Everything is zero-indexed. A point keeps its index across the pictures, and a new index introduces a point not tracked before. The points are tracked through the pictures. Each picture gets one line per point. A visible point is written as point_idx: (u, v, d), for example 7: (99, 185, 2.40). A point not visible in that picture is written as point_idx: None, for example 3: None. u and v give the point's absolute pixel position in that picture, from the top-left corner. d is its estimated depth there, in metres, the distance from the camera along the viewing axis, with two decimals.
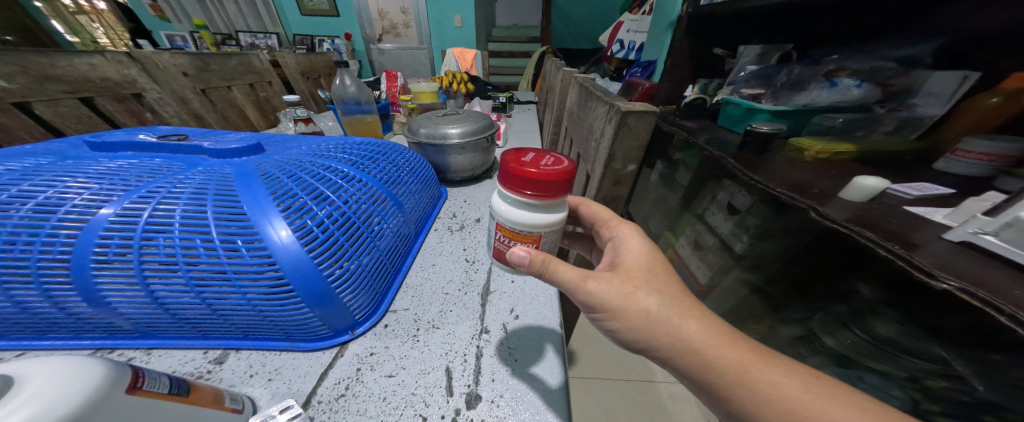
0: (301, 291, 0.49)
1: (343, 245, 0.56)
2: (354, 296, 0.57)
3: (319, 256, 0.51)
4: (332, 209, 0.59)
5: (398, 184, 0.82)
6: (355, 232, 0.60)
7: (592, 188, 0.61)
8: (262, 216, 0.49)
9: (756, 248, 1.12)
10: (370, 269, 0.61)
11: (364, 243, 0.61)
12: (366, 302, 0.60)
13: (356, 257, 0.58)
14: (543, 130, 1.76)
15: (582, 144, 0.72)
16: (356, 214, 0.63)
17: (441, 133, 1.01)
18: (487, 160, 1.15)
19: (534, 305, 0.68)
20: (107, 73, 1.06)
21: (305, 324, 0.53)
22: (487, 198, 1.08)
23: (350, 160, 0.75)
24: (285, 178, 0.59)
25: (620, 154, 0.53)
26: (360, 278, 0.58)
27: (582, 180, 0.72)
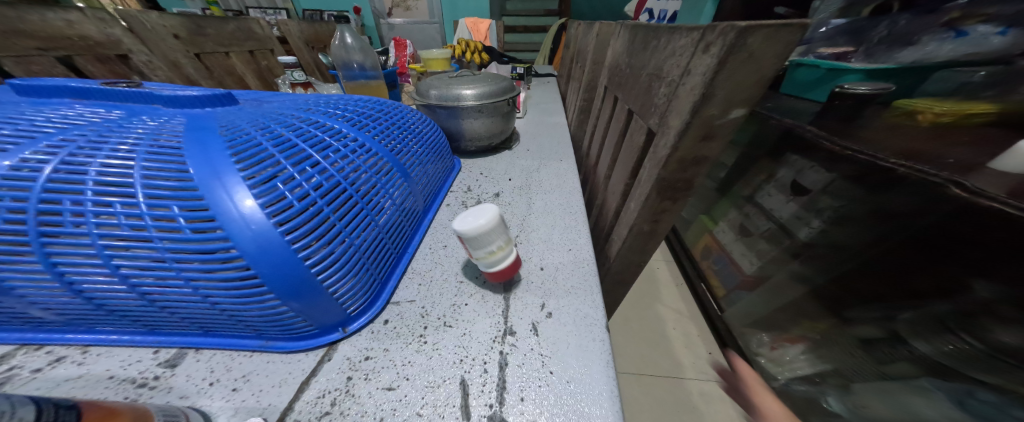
0: (268, 278, 0.36)
1: (327, 217, 0.42)
2: (345, 286, 0.43)
3: (292, 231, 0.37)
4: (315, 170, 0.45)
5: (404, 149, 0.68)
6: (346, 201, 0.46)
7: (659, 150, 0.44)
8: (211, 174, 0.35)
9: (830, 235, 0.89)
10: (367, 252, 0.48)
11: (357, 216, 0.47)
12: (360, 293, 0.46)
13: (348, 234, 0.44)
14: (568, 101, 1.54)
15: (641, 96, 0.53)
16: (349, 180, 0.49)
17: (454, 94, 0.85)
18: (506, 127, 0.98)
19: (570, 300, 0.54)
20: (86, 31, 0.96)
21: (281, 321, 0.40)
22: (506, 171, 0.92)
23: (343, 118, 0.61)
24: (253, 130, 0.45)
25: (724, 94, 0.35)
26: (353, 263, 0.44)
27: (636, 144, 0.54)
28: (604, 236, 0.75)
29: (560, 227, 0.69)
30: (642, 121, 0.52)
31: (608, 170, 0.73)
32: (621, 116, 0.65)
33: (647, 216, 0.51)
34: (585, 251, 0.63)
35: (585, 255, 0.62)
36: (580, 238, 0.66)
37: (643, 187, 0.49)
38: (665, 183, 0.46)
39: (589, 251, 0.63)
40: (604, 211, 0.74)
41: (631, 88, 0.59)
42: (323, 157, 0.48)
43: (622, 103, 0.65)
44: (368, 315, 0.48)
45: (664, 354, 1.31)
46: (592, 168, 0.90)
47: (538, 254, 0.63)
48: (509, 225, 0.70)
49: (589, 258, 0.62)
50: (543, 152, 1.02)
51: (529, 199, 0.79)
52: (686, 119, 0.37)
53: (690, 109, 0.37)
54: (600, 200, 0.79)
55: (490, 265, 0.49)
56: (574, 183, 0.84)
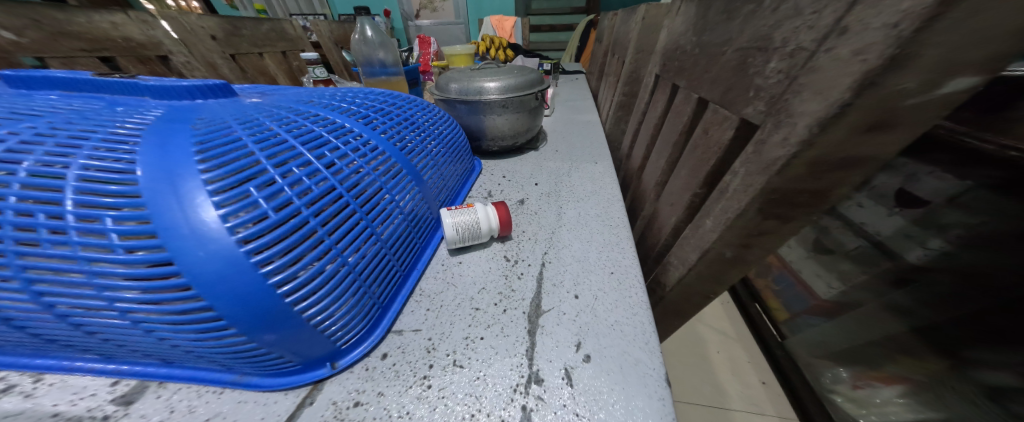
0: (227, 310, 0.27)
1: (313, 230, 0.33)
2: (332, 316, 0.34)
3: (262, 248, 0.29)
4: (304, 171, 0.37)
5: (416, 150, 0.59)
6: (341, 209, 0.38)
7: (772, 148, 0.32)
8: (161, 174, 0.28)
9: (958, 259, 0.67)
10: (366, 273, 0.39)
11: (354, 226, 0.38)
12: (351, 324, 0.37)
13: (339, 250, 0.35)
14: (600, 97, 1.40)
15: (726, 79, 0.40)
16: (345, 184, 0.40)
17: (475, 87, 0.76)
18: (533, 125, 0.88)
19: (614, 339, 0.42)
20: (130, 33, 0.97)
21: (252, 358, 0.32)
22: (531, 174, 0.81)
23: (348, 113, 0.53)
24: (238, 123, 0.38)
25: (935, 55, 0.22)
26: (345, 288, 0.35)
27: (719, 143, 0.42)
28: (654, 253, 0.62)
29: (597, 243, 0.57)
30: (731, 111, 0.39)
31: (661, 175, 0.61)
32: (685, 108, 0.52)
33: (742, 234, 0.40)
34: (631, 276, 0.51)
35: (632, 280, 0.50)
36: (625, 258, 0.54)
37: (734, 199, 0.39)
38: (776, 195, 0.34)
39: (636, 275, 0.51)
40: (656, 224, 0.61)
41: (705, 71, 0.46)
42: (317, 156, 0.40)
43: (687, 91, 0.52)
44: (362, 349, 0.39)
45: (705, 379, 1.14)
46: (635, 171, 0.78)
47: (571, 278, 0.52)
48: (535, 239, 0.60)
49: (637, 285, 0.49)
50: (574, 153, 0.90)
51: (559, 208, 0.67)
52: (846, 99, 0.25)
53: (856, 83, 0.24)
54: (648, 209, 0.66)
55: (493, 227, 0.56)
56: (614, 189, 0.71)
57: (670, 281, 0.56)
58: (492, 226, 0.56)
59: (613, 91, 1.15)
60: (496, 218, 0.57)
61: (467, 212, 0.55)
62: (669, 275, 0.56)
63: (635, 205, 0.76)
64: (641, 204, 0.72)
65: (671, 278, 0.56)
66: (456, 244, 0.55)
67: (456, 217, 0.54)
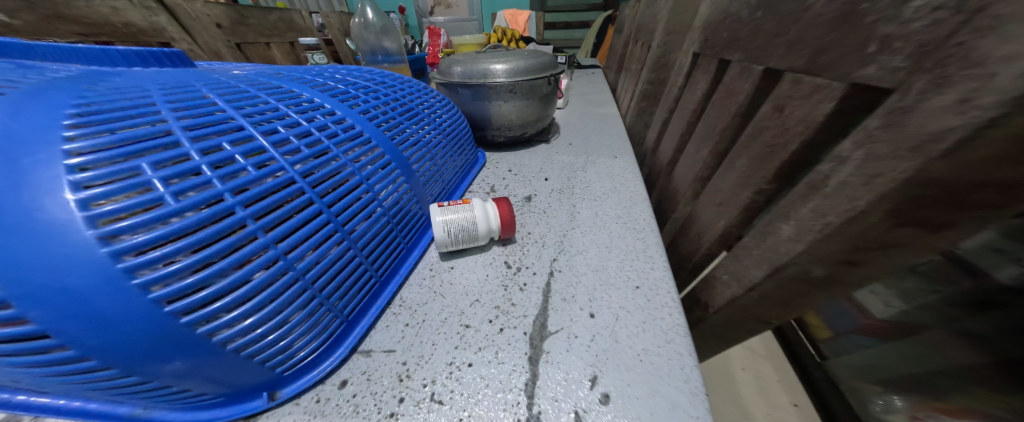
0: (88, 333, 0.19)
1: (242, 221, 0.25)
2: (267, 336, 0.26)
3: (155, 242, 0.20)
4: (243, 147, 0.28)
5: (404, 135, 0.51)
6: (290, 196, 0.29)
7: (929, 118, 0.21)
8: (6, 135, 0.19)
9: None
10: (321, 279, 0.30)
11: (308, 219, 0.30)
12: (296, 345, 0.29)
13: (280, 249, 0.27)
14: (619, 90, 1.29)
15: (816, 38, 0.30)
16: (302, 166, 0.32)
17: (480, 70, 0.67)
18: (544, 114, 0.79)
19: (640, 375, 0.32)
20: (132, 19, 0.86)
21: (152, 393, 0.23)
22: (540, 168, 0.72)
23: (323, 89, 0.46)
24: (170, 88, 0.30)
25: None
26: (288, 298, 0.27)
27: (804, 123, 0.31)
28: (694, 264, 0.55)
29: (617, 250, 0.47)
30: (827, 77, 0.28)
31: (706, 169, 0.50)
32: (742, 85, 0.42)
33: (848, 246, 0.29)
34: (664, 292, 0.40)
35: (665, 298, 0.40)
36: (654, 269, 0.43)
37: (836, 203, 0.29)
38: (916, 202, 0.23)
39: (671, 290, 0.41)
40: (697, 230, 0.52)
41: (776, 34, 0.35)
42: (267, 130, 0.32)
43: (745, 64, 0.41)
44: (314, 376, 0.30)
45: (727, 401, 0.93)
46: (663, 167, 0.67)
47: (584, 293, 0.42)
48: (542, 243, 0.50)
49: (673, 304, 0.39)
50: (589, 147, 0.80)
51: (571, 207, 0.57)
52: None
53: None
54: (684, 211, 0.58)
55: (492, 228, 0.47)
56: (636, 186, 0.61)
57: (722, 300, 0.48)
58: (491, 226, 0.47)
59: (636, 81, 1.04)
60: (496, 217, 0.48)
61: (462, 208, 0.46)
62: (722, 293, 0.48)
63: (664, 206, 0.65)
64: (672, 205, 0.61)
65: (725, 296, 0.47)
66: (447, 247, 0.46)
67: (448, 215, 0.45)
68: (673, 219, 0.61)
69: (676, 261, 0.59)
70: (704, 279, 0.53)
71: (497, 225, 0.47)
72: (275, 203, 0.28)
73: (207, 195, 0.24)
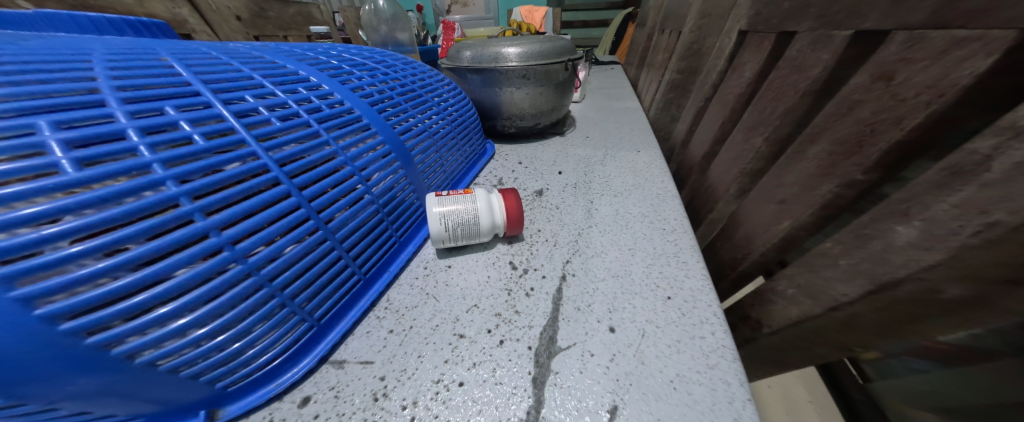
0: None
1: (175, 199, 0.20)
2: (204, 342, 0.21)
3: (43, 220, 0.16)
4: (193, 113, 0.24)
5: (402, 117, 0.46)
6: (248, 174, 0.25)
7: None
8: None
9: None
10: (283, 275, 0.25)
11: (268, 203, 0.25)
12: (246, 354, 0.24)
13: (226, 236, 0.22)
14: (639, 84, 1.20)
15: None
16: (269, 140, 0.27)
17: (492, 53, 0.61)
18: (559, 104, 0.73)
19: (675, 411, 0.26)
20: (153, 11, 0.85)
21: (51, 414, 0.19)
22: (554, 161, 0.66)
23: (312, 62, 0.41)
24: (121, 49, 0.26)
25: None
26: (235, 297, 0.22)
27: (926, 93, 0.24)
28: (739, 273, 0.47)
29: (642, 253, 0.40)
30: (974, 27, 0.21)
31: (759, 161, 0.42)
32: (817, 56, 0.33)
33: (1011, 258, 0.21)
34: (705, 304, 0.33)
35: (705, 312, 0.33)
36: (690, 277, 0.36)
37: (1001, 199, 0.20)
38: None
39: (713, 302, 0.33)
40: (746, 233, 0.44)
41: None
42: (231, 98, 0.27)
43: (821, 32, 0.33)
44: (270, 392, 0.25)
45: None
46: (695, 162, 0.59)
47: (602, 304, 0.35)
48: (553, 243, 0.44)
49: (719, 321, 0.32)
50: (609, 140, 0.73)
51: (588, 204, 0.51)
52: None
53: None
54: (728, 210, 0.50)
55: (497, 223, 0.42)
56: (665, 182, 0.53)
57: (781, 316, 0.40)
58: (498, 221, 0.42)
59: (661, 72, 0.96)
60: (502, 212, 0.42)
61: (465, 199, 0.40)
62: (781, 307, 0.40)
63: (698, 205, 0.57)
64: (709, 204, 0.53)
65: (785, 311, 0.40)
66: (445, 243, 0.40)
67: (447, 207, 0.39)
68: (712, 219, 0.53)
69: (716, 268, 0.51)
70: (756, 289, 0.45)
71: (505, 220, 0.42)
72: (226, 181, 0.23)
73: (131, 165, 0.19)
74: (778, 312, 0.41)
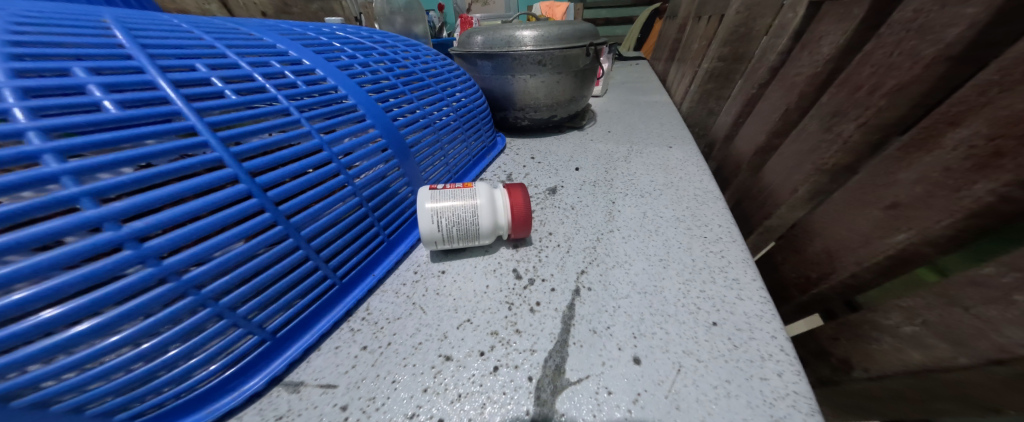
0: None
1: (55, 178, 0.14)
2: (94, 365, 0.16)
3: None
4: (109, 77, 0.18)
5: (400, 101, 0.40)
6: (178, 153, 0.19)
7: None
8: None
9: None
10: (219, 280, 0.20)
11: (203, 190, 0.19)
12: (160, 377, 0.19)
13: (127, 232, 0.16)
14: (668, 78, 1.10)
15: None
16: (216, 116, 0.21)
17: (507, 36, 0.55)
18: (578, 94, 0.65)
19: None
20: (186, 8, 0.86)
21: None
22: (570, 156, 0.59)
23: (299, 37, 0.35)
24: (51, 9, 0.21)
25: None
26: (139, 308, 0.17)
27: None
28: (812, 296, 0.37)
29: (676, 267, 0.32)
30: None
31: (845, 156, 0.32)
32: (954, 12, 0.23)
33: None
34: (764, 334, 0.25)
35: (767, 346, 0.25)
36: (741, 299, 0.28)
37: None
38: None
39: (779, 332, 0.25)
40: (820, 245, 0.35)
41: None
42: (174, 66, 0.22)
43: None
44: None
45: None
46: (740, 159, 0.50)
47: (623, 327, 0.28)
48: (567, 249, 0.37)
49: (788, 360, 0.23)
50: (634, 135, 0.65)
51: (609, 205, 0.43)
52: None
53: None
54: (794, 217, 0.40)
55: (501, 223, 0.36)
56: (704, 181, 0.45)
57: (890, 361, 0.30)
58: (502, 222, 0.36)
59: (696, 63, 0.85)
60: (506, 212, 0.36)
61: (464, 193, 0.35)
62: (889, 349, 0.30)
63: (746, 209, 0.48)
64: (763, 208, 0.44)
65: (894, 355, 0.29)
66: (439, 245, 0.35)
67: (441, 203, 0.33)
68: (767, 227, 0.44)
69: (777, 287, 0.42)
70: (842, 320, 0.34)
71: (510, 220, 0.36)
72: (139, 158, 0.17)
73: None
74: (881, 354, 0.31)
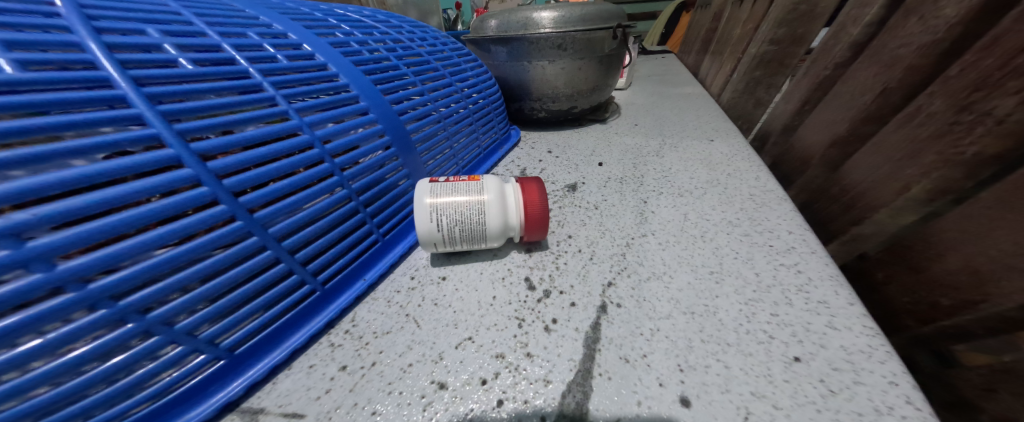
0: None
1: None
2: (8, 378, 0.13)
3: None
4: (14, 34, 0.15)
5: (403, 85, 0.36)
6: (95, 127, 0.15)
7: None
8: None
9: None
10: (145, 289, 0.16)
11: (130, 173, 0.16)
12: (94, 395, 0.16)
13: (5, 225, 0.12)
14: (701, 71, 1.00)
15: None
16: (159, 88, 0.18)
17: (523, 18, 0.50)
18: (602, 83, 0.59)
19: None
20: None
21: None
22: (592, 150, 0.53)
23: (289, 11, 0.32)
24: None
25: None
26: (33, 319, 0.13)
27: None
28: (936, 329, 0.27)
29: (731, 283, 0.26)
30: None
31: (996, 142, 0.22)
32: None
33: None
34: (878, 379, 0.18)
35: (888, 397, 0.18)
36: (835, 328, 0.21)
37: None
38: None
39: (901, 378, 0.18)
40: (950, 264, 0.25)
41: None
42: (117, 29, 0.18)
43: None
44: None
45: None
46: (807, 153, 0.42)
47: (665, 357, 0.22)
48: (590, 256, 0.31)
49: (922, 419, 0.16)
50: (666, 128, 0.58)
51: (641, 205, 0.37)
52: None
53: None
54: (899, 226, 0.30)
55: (512, 223, 0.30)
56: (758, 178, 0.38)
57: None
58: (514, 221, 0.30)
59: (741, 49, 0.76)
60: (519, 210, 0.31)
61: (470, 186, 0.30)
62: None
63: (819, 213, 0.38)
64: (849, 213, 0.34)
65: None
66: (438, 248, 0.30)
67: (442, 199, 0.28)
68: (855, 235, 0.34)
69: (876, 312, 0.32)
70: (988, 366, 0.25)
71: (523, 220, 0.30)
72: (33, 130, 0.14)
73: None
74: None
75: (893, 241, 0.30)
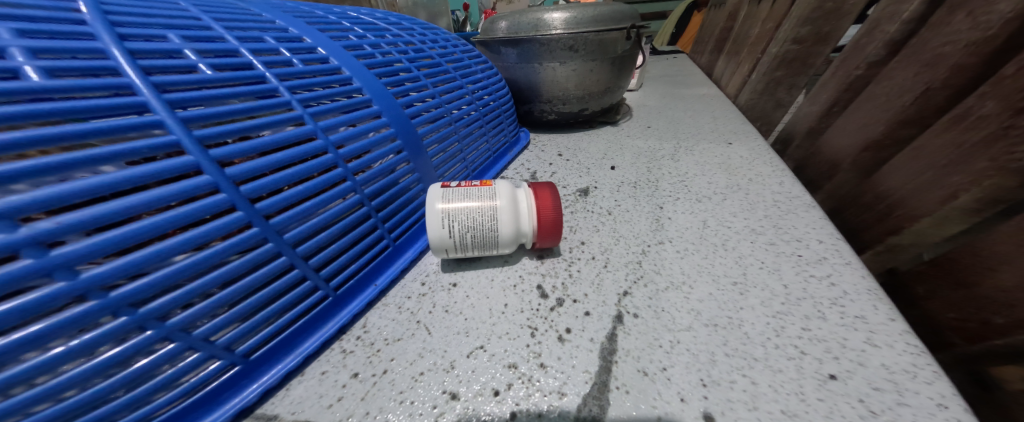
0: None
1: None
2: (36, 383, 0.14)
3: None
4: (41, 41, 0.15)
5: (415, 88, 0.35)
6: (119, 135, 0.15)
7: None
8: None
9: None
10: (164, 296, 0.16)
11: (151, 181, 0.16)
12: (116, 400, 0.16)
13: (25, 235, 0.12)
14: (715, 71, 0.98)
15: None
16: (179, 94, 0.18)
17: (534, 20, 0.49)
18: (614, 84, 0.58)
19: None
20: None
21: None
22: (604, 153, 0.52)
23: (303, 15, 0.32)
24: None
25: None
26: (60, 326, 0.13)
27: None
28: (989, 347, 0.26)
29: (756, 295, 0.25)
30: None
31: None
32: None
33: None
34: (923, 401, 0.17)
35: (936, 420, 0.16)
36: (873, 345, 0.20)
37: None
38: None
39: (950, 401, 0.17)
40: (1004, 279, 0.23)
41: None
42: (138, 35, 0.19)
43: None
44: None
45: None
46: (835, 156, 0.40)
47: (687, 371, 0.21)
48: (604, 263, 0.30)
49: None
50: (680, 130, 0.56)
51: (656, 210, 0.36)
52: None
53: None
54: (944, 236, 0.28)
55: (524, 229, 0.30)
56: (782, 183, 0.36)
57: None
58: (526, 227, 0.30)
59: (760, 49, 0.73)
60: (532, 217, 0.30)
61: (483, 191, 0.29)
62: None
63: (850, 221, 0.36)
64: (885, 222, 0.32)
65: None
66: (449, 254, 0.29)
67: (454, 204, 0.28)
68: (892, 246, 0.32)
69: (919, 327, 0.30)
70: None
71: (536, 226, 0.30)
72: (58, 137, 0.14)
73: None
74: None
75: (940, 251, 0.29)
